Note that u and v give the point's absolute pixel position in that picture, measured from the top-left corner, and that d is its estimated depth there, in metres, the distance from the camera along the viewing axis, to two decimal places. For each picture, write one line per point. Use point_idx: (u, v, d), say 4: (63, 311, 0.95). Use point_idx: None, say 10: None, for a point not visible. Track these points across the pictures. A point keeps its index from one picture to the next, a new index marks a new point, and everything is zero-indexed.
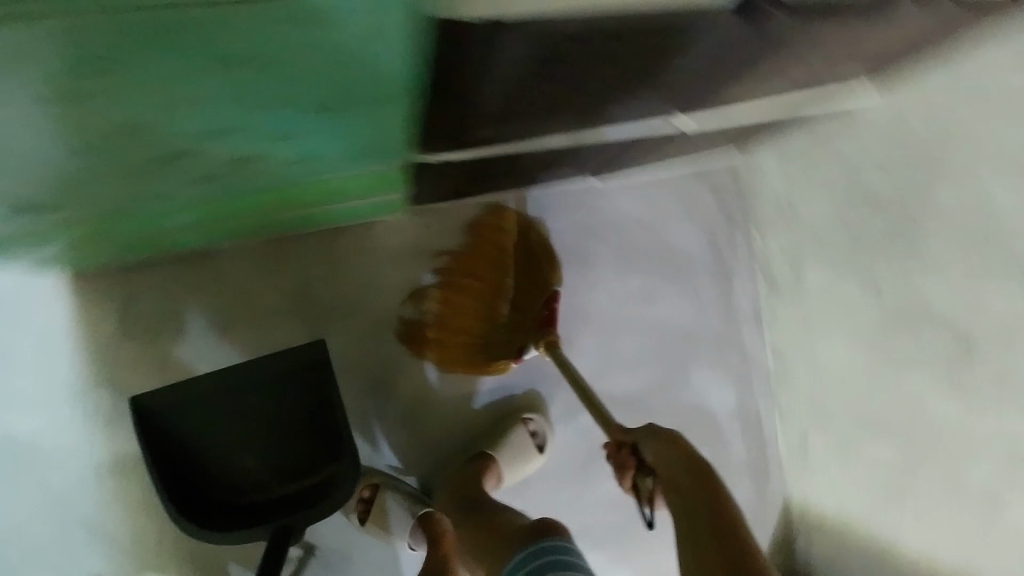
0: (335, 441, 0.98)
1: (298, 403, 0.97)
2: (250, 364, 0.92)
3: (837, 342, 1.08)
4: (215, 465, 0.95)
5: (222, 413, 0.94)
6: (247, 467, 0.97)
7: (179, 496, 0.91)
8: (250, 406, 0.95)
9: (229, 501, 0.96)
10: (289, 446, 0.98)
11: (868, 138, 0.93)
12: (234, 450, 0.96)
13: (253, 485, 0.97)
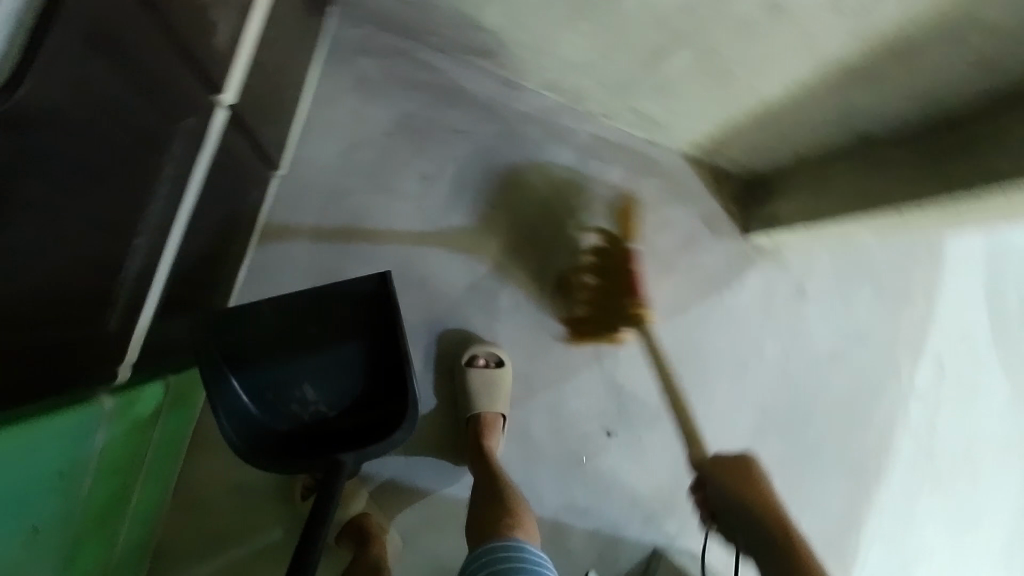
0: (398, 382, 0.88)
1: (361, 342, 0.88)
2: (340, 292, 0.85)
3: (572, 45, 0.99)
4: (288, 400, 0.87)
5: (296, 350, 0.86)
6: (311, 406, 0.87)
7: (255, 380, 0.85)
8: (321, 341, 0.87)
9: (294, 417, 0.87)
10: (340, 380, 0.88)
11: None
12: (299, 381, 0.87)
13: (310, 420, 0.88)
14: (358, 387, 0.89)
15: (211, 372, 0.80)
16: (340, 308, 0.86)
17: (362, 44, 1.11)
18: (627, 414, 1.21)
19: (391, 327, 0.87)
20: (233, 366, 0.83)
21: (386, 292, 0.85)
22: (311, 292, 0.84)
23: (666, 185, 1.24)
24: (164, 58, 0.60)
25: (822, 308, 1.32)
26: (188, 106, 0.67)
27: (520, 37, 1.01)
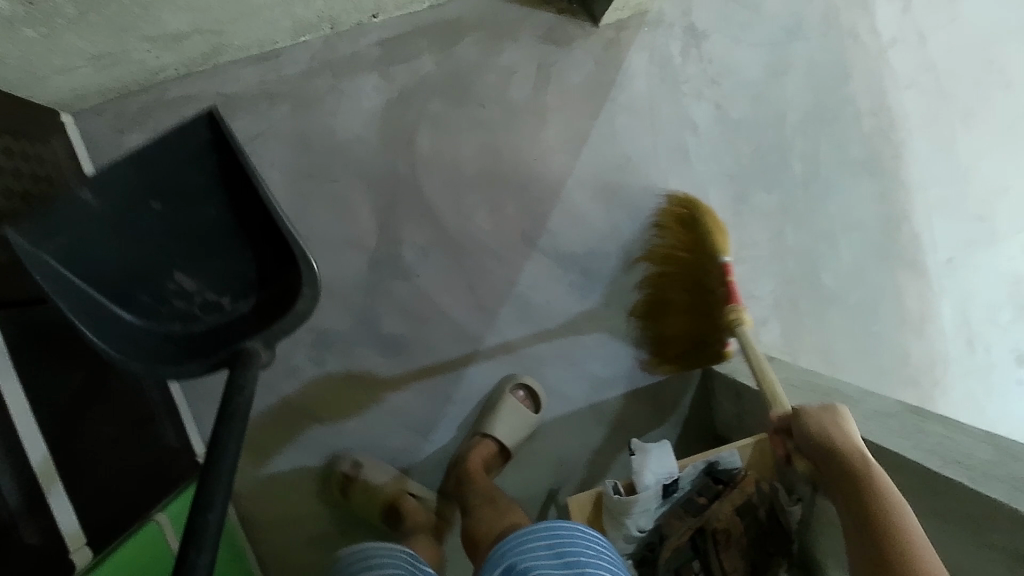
0: (282, 247, 0.73)
1: (222, 211, 0.73)
2: (173, 155, 0.70)
3: None
4: (173, 300, 0.74)
5: (147, 234, 0.72)
6: (197, 300, 0.74)
7: (127, 284, 0.72)
8: (173, 219, 0.72)
9: (182, 315, 0.74)
10: (217, 260, 0.74)
11: None
12: (168, 269, 0.73)
13: (208, 310, 0.74)
14: (242, 263, 0.74)
15: (58, 288, 0.67)
16: (181, 171, 0.71)
17: (118, 122, 1.03)
18: (593, 275, 1.11)
19: (241, 172, 0.70)
20: (86, 276, 0.70)
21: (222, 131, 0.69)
22: (133, 157, 0.68)
23: (485, 33, 1.08)
24: None
25: (730, 32, 1.15)
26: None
27: (219, 16, 0.90)
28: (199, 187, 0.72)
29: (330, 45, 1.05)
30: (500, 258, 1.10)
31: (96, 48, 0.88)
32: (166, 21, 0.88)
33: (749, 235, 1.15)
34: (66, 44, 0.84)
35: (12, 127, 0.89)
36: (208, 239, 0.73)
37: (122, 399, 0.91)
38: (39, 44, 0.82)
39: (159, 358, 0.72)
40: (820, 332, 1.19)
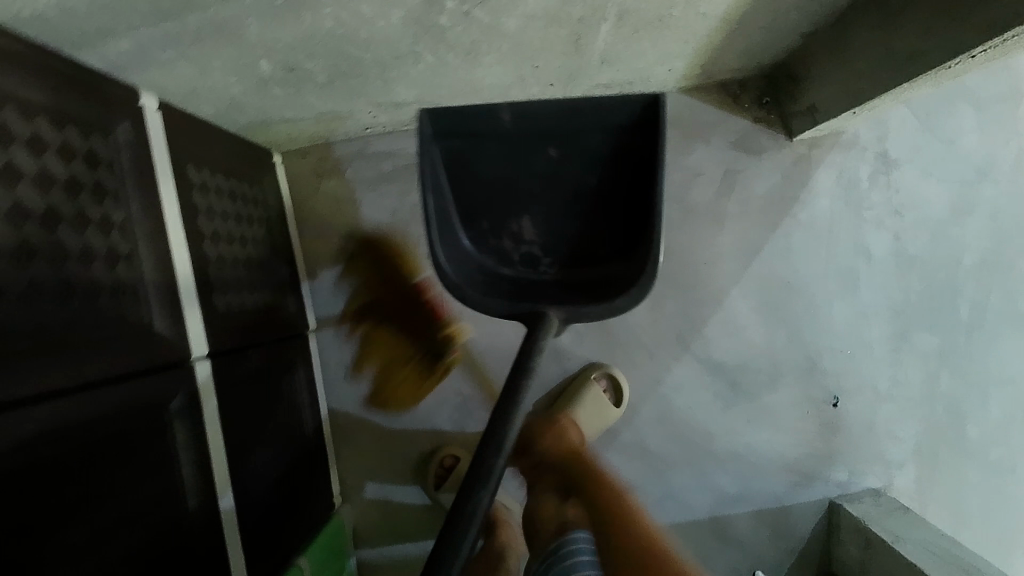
0: (625, 242, 0.79)
1: (599, 181, 0.77)
2: (599, 116, 0.73)
3: (485, 73, 0.89)
4: (503, 232, 0.81)
5: (539, 177, 0.78)
6: (525, 246, 0.82)
7: (480, 204, 0.80)
8: (560, 170, 0.77)
9: (502, 253, 0.82)
10: (568, 223, 0.80)
11: (206, 75, 0.76)
12: (519, 211, 0.80)
13: (534, 260, 0.82)
14: (574, 233, 0.80)
15: (436, 181, 0.77)
16: (607, 137, 0.74)
17: (319, 167, 1.09)
18: (739, 387, 1.11)
19: (649, 158, 0.73)
20: (460, 186, 0.79)
21: (653, 120, 0.72)
22: (570, 103, 0.72)
23: (680, 131, 1.09)
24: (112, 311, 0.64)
25: (922, 164, 1.12)
26: (147, 379, 0.68)
27: (442, 91, 0.93)
28: (623, 165, 0.76)
29: None
30: (652, 355, 1.11)
31: (326, 106, 0.92)
32: (396, 91, 0.91)
33: (904, 373, 1.13)
34: (305, 101, 0.89)
35: (236, 169, 0.94)
36: (570, 201, 0.79)
37: (287, 440, 0.96)
38: (282, 98, 0.87)
39: (473, 281, 0.80)
40: (957, 485, 1.15)
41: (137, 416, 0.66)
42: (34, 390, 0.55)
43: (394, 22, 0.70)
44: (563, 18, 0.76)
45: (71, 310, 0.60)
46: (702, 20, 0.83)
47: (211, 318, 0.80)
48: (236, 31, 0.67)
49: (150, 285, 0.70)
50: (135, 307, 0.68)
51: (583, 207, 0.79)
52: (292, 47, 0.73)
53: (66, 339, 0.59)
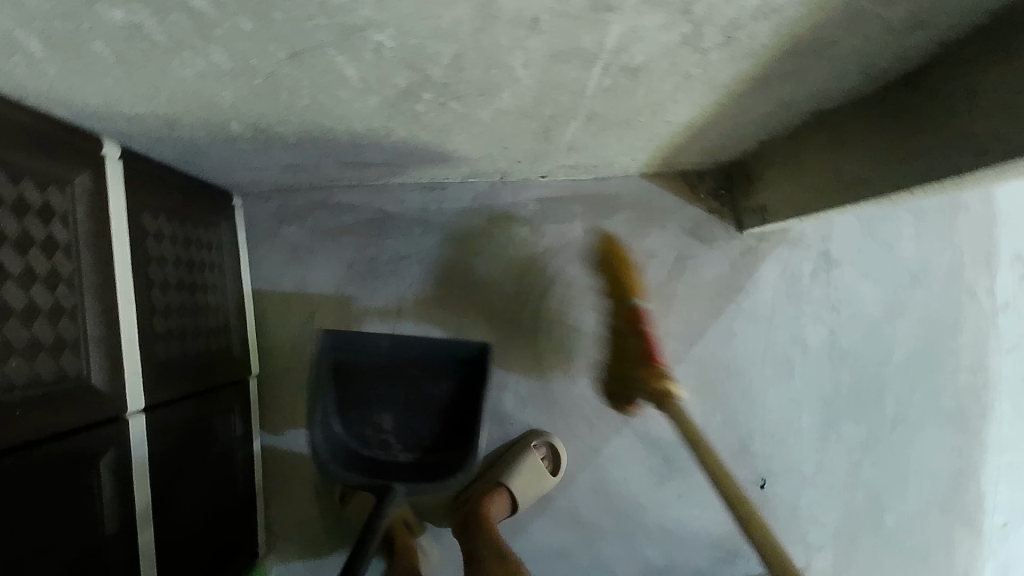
0: (462, 434, 0.95)
1: (449, 393, 0.96)
2: (448, 352, 0.94)
3: (454, 147, 0.91)
4: (365, 423, 0.96)
5: (396, 390, 0.96)
6: (383, 434, 0.97)
7: (354, 407, 0.96)
8: (410, 392, 0.96)
9: (363, 437, 0.97)
10: (416, 420, 0.96)
11: (174, 127, 0.76)
12: (382, 409, 0.96)
13: (388, 450, 0.96)
14: (427, 433, 0.96)
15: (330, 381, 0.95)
16: (446, 368, 0.95)
17: (280, 213, 1.09)
18: (674, 463, 1.15)
19: (469, 412, 0.94)
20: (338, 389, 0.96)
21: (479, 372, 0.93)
22: (424, 342, 0.94)
23: (637, 214, 1.13)
24: (45, 364, 0.62)
25: (860, 266, 1.18)
26: (76, 440, 0.64)
27: (411, 156, 0.95)
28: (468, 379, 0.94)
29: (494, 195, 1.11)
30: (593, 426, 1.14)
31: (293, 160, 0.93)
32: (362, 153, 0.92)
33: (828, 461, 1.19)
34: (271, 154, 0.89)
35: (193, 214, 0.93)
36: (428, 406, 0.96)
37: (218, 487, 0.93)
38: (249, 151, 0.87)
39: (334, 452, 0.94)
40: (869, 570, 1.21)
41: (60, 480, 0.62)
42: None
43: (369, 104, 0.71)
44: (535, 113, 0.78)
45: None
46: (666, 126, 0.87)
47: (151, 367, 0.78)
48: (209, 98, 0.67)
49: (93, 340, 0.68)
50: (74, 362, 0.65)
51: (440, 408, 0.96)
52: (263, 113, 0.73)
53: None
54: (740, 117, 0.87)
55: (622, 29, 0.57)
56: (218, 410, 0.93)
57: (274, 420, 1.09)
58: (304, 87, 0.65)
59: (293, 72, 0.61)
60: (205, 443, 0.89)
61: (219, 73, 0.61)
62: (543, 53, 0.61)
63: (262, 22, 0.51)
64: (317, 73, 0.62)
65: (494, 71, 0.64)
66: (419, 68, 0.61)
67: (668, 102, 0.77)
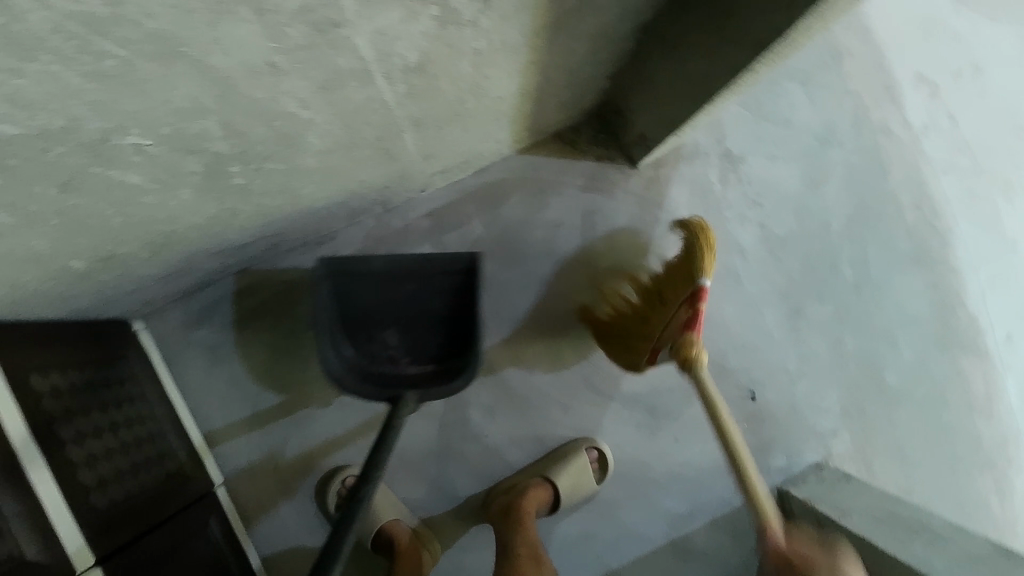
0: (454, 348, 1.04)
1: (393, 291, 1.01)
2: (407, 270, 1.00)
3: (313, 201, 0.89)
4: (374, 341, 1.02)
5: (393, 306, 1.02)
6: (390, 350, 1.03)
7: (358, 328, 1.01)
8: (419, 302, 1.03)
9: (373, 356, 1.02)
10: (420, 336, 1.04)
11: (22, 293, 0.74)
12: (385, 328, 1.03)
13: (394, 362, 1.03)
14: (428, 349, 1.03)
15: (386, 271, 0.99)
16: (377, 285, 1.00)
17: (187, 320, 1.08)
18: (659, 411, 1.14)
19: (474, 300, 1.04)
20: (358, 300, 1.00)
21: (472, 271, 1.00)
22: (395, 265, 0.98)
23: (530, 190, 1.12)
24: None
25: (765, 152, 1.16)
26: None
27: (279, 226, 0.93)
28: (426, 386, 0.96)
29: (381, 221, 1.09)
30: (566, 407, 1.13)
31: (169, 273, 0.92)
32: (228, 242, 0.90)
33: (806, 349, 1.16)
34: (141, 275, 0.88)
35: (92, 357, 0.90)
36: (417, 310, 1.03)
37: None
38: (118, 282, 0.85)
39: (351, 335, 1.01)
40: (888, 434, 1.17)
41: None
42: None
43: (185, 200, 0.69)
44: (361, 142, 0.77)
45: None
46: (503, 100, 0.85)
47: (92, 521, 0.77)
48: (27, 257, 0.66)
49: (14, 523, 0.69)
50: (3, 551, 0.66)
51: (400, 309, 1.02)
52: (96, 249, 0.72)
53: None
54: (569, 63, 0.85)
55: (370, 37, 0.56)
56: (188, 523, 0.93)
57: (259, 514, 1.07)
58: (107, 212, 0.64)
59: (83, 204, 0.60)
60: (185, 561, 0.89)
61: (11, 231, 0.59)
62: (310, 89, 0.60)
63: (2, 173, 0.49)
64: (106, 195, 0.60)
65: (281, 121, 0.63)
66: (202, 147, 0.60)
67: (481, 80, 0.76)
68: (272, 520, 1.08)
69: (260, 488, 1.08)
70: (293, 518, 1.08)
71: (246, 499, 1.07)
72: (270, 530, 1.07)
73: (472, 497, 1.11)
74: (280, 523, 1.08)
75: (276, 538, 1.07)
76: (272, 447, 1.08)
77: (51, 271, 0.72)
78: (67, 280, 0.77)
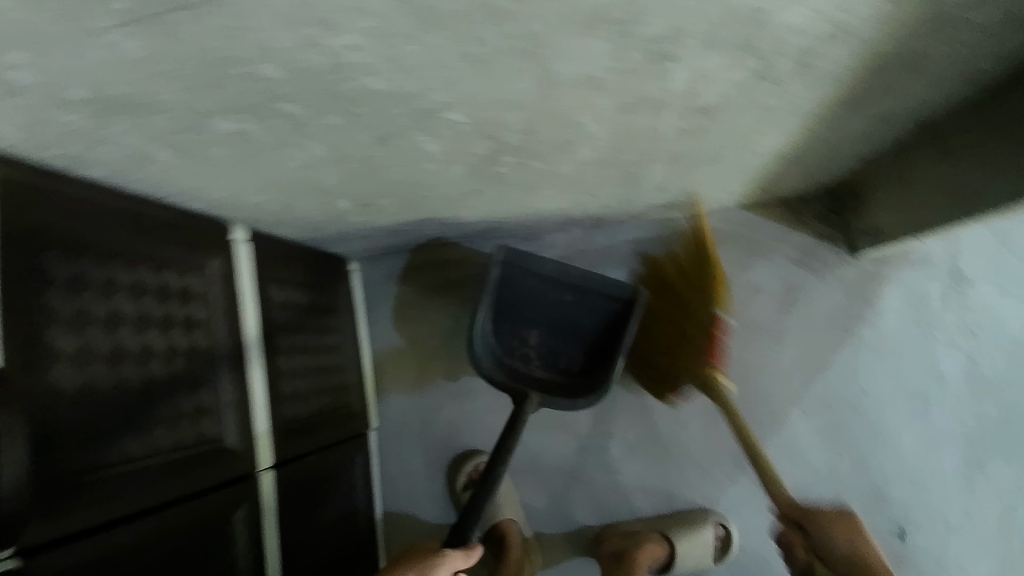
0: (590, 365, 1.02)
1: (552, 295, 0.99)
2: (571, 280, 0.96)
3: (544, 201, 0.93)
4: (514, 334, 1.03)
5: (545, 310, 1.01)
6: (526, 347, 1.03)
7: (510, 321, 1.01)
8: (569, 314, 1.01)
9: (510, 350, 1.02)
10: (561, 345, 1.03)
11: (291, 212, 0.85)
12: (529, 326, 1.03)
13: (527, 362, 1.02)
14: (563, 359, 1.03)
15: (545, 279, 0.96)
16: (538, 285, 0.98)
17: (389, 275, 1.17)
18: (803, 510, 1.07)
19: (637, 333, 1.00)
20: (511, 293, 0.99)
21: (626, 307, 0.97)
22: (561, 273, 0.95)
23: (739, 248, 1.10)
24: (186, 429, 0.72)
25: (1005, 280, 1.06)
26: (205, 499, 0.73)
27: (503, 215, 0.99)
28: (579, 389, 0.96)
29: (588, 236, 1.13)
30: (707, 473, 1.09)
31: (398, 229, 1.01)
32: (456, 217, 0.97)
33: (981, 505, 1.04)
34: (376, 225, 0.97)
35: (312, 282, 1.01)
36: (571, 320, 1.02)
37: (344, 530, 0.99)
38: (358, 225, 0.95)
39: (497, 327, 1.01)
40: None
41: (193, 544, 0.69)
42: (88, 527, 0.59)
43: (454, 172, 0.76)
44: (617, 162, 0.79)
45: (136, 440, 0.65)
46: (758, 157, 0.85)
47: (278, 425, 0.86)
48: (315, 184, 0.75)
49: (227, 406, 0.77)
50: (213, 428, 0.75)
51: (546, 315, 1.02)
52: (364, 192, 0.80)
53: (131, 470, 0.64)
54: (836, 138, 0.83)
55: (688, 75, 0.58)
56: (340, 455, 1.00)
57: (394, 466, 1.15)
58: (394, 166, 0.71)
59: (383, 154, 0.67)
60: (329, 488, 0.96)
61: (321, 161, 0.68)
62: (610, 107, 0.63)
63: (352, 114, 0.57)
64: (403, 152, 0.67)
65: (569, 128, 0.66)
66: (497, 134, 0.65)
67: (751, 134, 0.76)
68: (402, 477, 1.14)
69: (402, 444, 1.15)
70: (421, 482, 1.13)
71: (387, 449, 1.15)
72: (398, 486, 1.14)
73: (586, 524, 1.10)
74: (409, 482, 1.14)
75: (401, 495, 1.14)
76: (424, 410, 1.15)
77: (323, 201, 0.82)
78: (328, 212, 0.87)
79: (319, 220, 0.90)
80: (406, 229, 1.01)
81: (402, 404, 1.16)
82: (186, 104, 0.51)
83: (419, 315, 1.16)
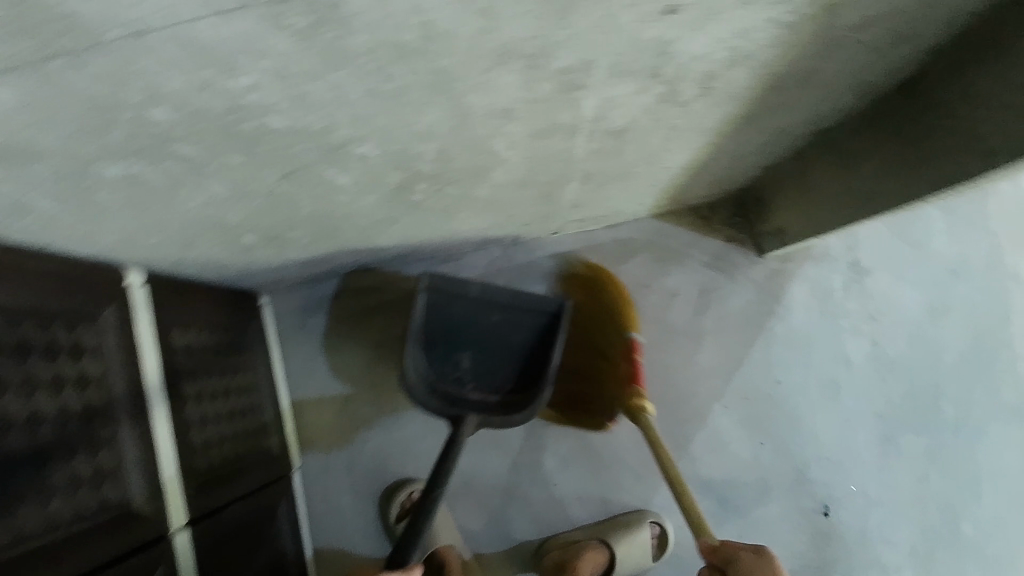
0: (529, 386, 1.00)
1: (482, 318, 0.97)
2: (498, 302, 0.95)
3: (462, 223, 0.92)
4: (447, 360, 1.00)
5: (478, 333, 0.99)
6: (459, 371, 1.00)
7: (445, 346, 0.99)
8: (504, 335, 0.99)
9: (443, 377, 1.00)
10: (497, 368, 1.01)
11: (192, 251, 0.80)
12: (460, 351, 0.99)
13: (462, 387, 1.00)
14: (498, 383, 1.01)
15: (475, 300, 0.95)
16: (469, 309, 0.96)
17: (306, 305, 1.12)
18: (730, 503, 1.11)
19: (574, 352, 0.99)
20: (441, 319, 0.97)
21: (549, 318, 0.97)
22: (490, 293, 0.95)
23: (653, 255, 1.14)
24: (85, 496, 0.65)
25: (892, 271, 1.15)
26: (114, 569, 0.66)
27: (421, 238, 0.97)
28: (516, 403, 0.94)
29: (507, 253, 1.13)
30: (639, 476, 1.11)
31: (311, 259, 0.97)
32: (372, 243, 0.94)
33: (886, 481, 1.12)
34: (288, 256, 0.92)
35: (221, 320, 0.95)
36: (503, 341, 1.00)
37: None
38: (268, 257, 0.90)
39: (428, 357, 0.99)
40: None
41: None
42: None
43: (369, 202, 0.73)
44: (533, 182, 0.79)
45: (26, 518, 0.58)
46: (666, 171, 0.87)
47: (192, 477, 0.80)
48: (218, 221, 0.70)
49: (132, 465, 0.71)
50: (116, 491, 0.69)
51: (479, 336, 0.99)
52: (272, 226, 0.76)
53: (22, 553, 0.57)
54: (738, 150, 0.87)
55: (598, 101, 0.59)
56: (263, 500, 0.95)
57: (322, 502, 1.10)
58: (303, 200, 0.68)
59: (290, 189, 0.64)
60: (253, 536, 0.91)
61: (223, 200, 0.64)
62: (523, 133, 0.62)
63: (253, 153, 0.53)
64: (312, 186, 0.64)
65: (483, 154, 0.65)
66: (410, 163, 0.63)
67: (660, 151, 0.78)
68: (332, 512, 1.10)
69: (330, 478, 1.11)
70: (353, 516, 1.09)
71: (315, 485, 1.10)
72: (329, 522, 1.10)
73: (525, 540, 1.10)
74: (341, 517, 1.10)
75: (333, 531, 1.09)
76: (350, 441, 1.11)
77: (228, 238, 0.77)
78: (234, 247, 0.82)
79: (225, 256, 0.85)
80: (319, 258, 0.97)
81: (326, 437, 1.11)
82: (67, 151, 0.47)
83: (339, 344, 1.12)
